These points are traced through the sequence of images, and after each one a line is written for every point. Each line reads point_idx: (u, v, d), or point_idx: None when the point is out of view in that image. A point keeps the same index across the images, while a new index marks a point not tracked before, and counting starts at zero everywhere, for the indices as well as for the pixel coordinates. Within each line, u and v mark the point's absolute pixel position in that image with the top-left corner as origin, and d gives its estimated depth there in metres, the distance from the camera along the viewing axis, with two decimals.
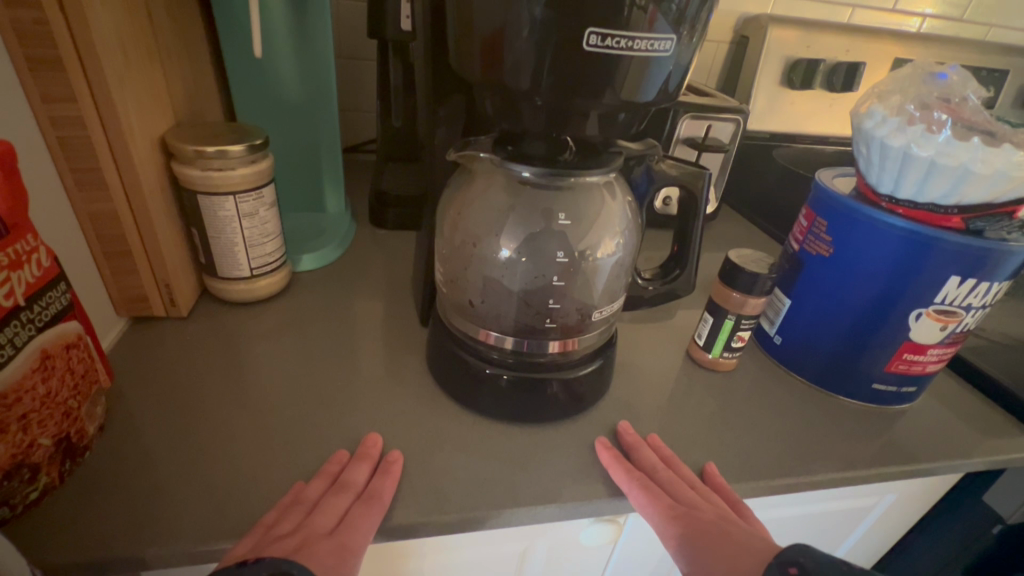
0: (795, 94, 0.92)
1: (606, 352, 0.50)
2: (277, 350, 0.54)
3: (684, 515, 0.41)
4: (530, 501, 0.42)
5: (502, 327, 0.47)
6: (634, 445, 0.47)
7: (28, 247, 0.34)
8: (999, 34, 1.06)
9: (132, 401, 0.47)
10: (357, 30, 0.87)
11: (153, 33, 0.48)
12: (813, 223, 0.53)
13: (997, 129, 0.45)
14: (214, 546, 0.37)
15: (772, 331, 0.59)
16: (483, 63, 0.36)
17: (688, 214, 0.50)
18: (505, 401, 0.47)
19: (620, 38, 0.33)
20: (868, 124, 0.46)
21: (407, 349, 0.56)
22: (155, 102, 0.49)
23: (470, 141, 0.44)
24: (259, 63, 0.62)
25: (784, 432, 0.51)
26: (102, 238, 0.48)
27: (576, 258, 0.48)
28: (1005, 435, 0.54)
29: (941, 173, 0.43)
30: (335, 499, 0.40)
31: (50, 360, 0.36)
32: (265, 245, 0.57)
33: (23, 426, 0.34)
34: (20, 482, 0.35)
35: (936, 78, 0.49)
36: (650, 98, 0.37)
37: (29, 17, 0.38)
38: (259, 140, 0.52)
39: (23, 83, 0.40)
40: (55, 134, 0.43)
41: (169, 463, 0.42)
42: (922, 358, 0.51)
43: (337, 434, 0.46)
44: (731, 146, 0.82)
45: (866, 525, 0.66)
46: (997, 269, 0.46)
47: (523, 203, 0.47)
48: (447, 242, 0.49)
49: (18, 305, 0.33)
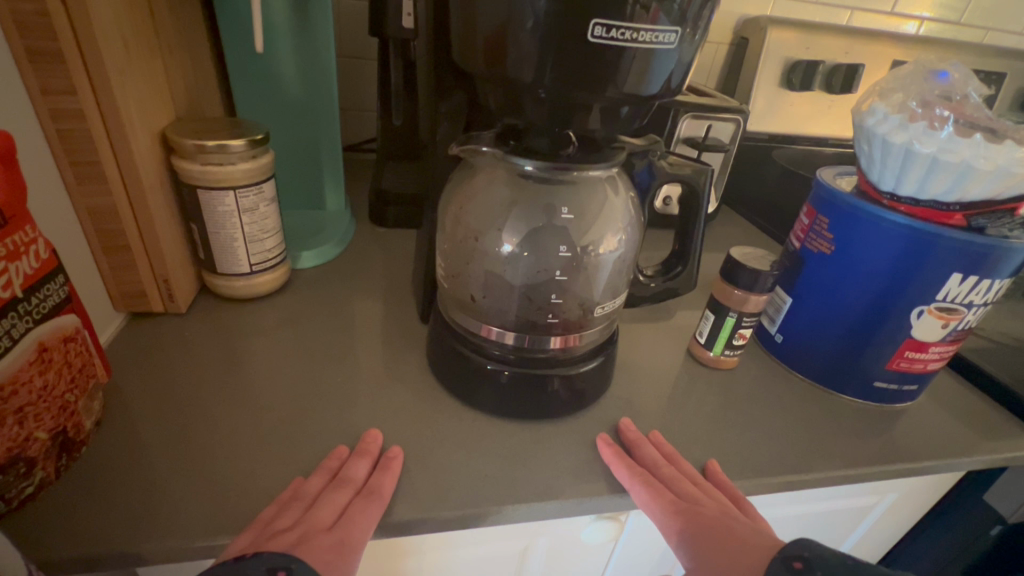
0: (794, 95, 0.93)
1: (607, 348, 0.50)
2: (277, 347, 0.54)
3: (686, 510, 0.41)
4: (531, 498, 0.42)
5: (503, 323, 0.47)
6: (635, 441, 0.47)
7: (27, 238, 0.34)
8: (994, 38, 1.07)
9: (130, 396, 0.46)
10: (357, 28, 0.87)
11: (154, 28, 0.48)
12: (815, 220, 0.53)
13: (999, 126, 0.45)
14: (211, 542, 0.37)
15: (773, 329, 0.59)
16: (486, 56, 0.36)
17: (690, 209, 0.49)
18: (506, 397, 0.47)
19: (625, 30, 0.32)
20: (869, 122, 0.46)
21: (408, 346, 0.56)
22: (156, 96, 0.49)
23: (473, 136, 0.44)
24: (260, 60, 0.62)
25: (786, 430, 0.51)
26: (100, 234, 0.48)
27: (579, 253, 0.48)
28: (1006, 433, 0.54)
29: (943, 169, 0.43)
30: (335, 494, 0.39)
31: (47, 353, 0.36)
32: (265, 241, 0.56)
33: (20, 419, 0.34)
34: (17, 476, 0.34)
35: (937, 76, 0.49)
36: (653, 92, 0.37)
37: (29, 10, 0.38)
38: (259, 135, 0.52)
39: (22, 75, 0.40)
40: (54, 127, 0.42)
41: (167, 459, 0.41)
42: (923, 356, 0.51)
43: (337, 430, 0.46)
44: (731, 145, 0.82)
45: (866, 524, 0.66)
46: (999, 266, 0.45)
47: (525, 198, 0.47)
48: (448, 237, 0.49)
49: (16, 296, 0.33)
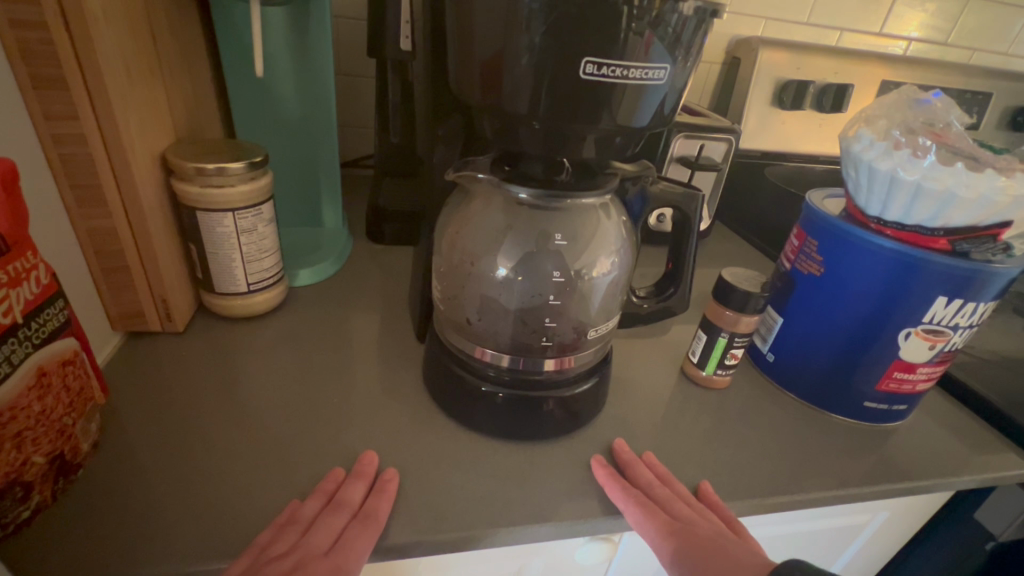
0: (785, 114, 0.94)
1: (601, 369, 0.50)
2: (274, 366, 0.54)
3: (680, 531, 0.41)
4: (526, 520, 0.42)
5: (498, 345, 0.47)
6: (629, 461, 0.47)
7: (28, 264, 0.34)
8: (981, 57, 1.09)
9: (126, 417, 0.47)
10: (356, 47, 0.88)
11: (156, 52, 0.49)
12: (805, 242, 0.54)
13: (981, 154, 0.46)
14: (207, 566, 0.37)
15: (765, 348, 0.60)
16: (484, 86, 0.37)
17: (683, 231, 0.50)
18: (502, 418, 0.47)
19: (615, 68, 0.34)
20: (855, 148, 0.47)
21: (404, 366, 0.56)
22: (156, 119, 0.49)
23: (469, 161, 0.44)
24: (259, 81, 0.63)
25: (778, 450, 0.51)
26: (100, 256, 0.49)
27: (572, 277, 0.49)
28: (994, 452, 0.55)
29: (928, 196, 0.44)
30: (331, 518, 0.40)
31: (46, 377, 0.36)
32: (263, 260, 0.57)
33: (17, 443, 0.34)
34: (13, 501, 0.35)
35: (920, 104, 0.50)
36: (645, 123, 0.38)
37: (34, 38, 0.39)
38: (258, 157, 0.53)
39: (27, 101, 0.41)
40: (56, 152, 0.43)
41: (163, 482, 0.41)
42: (912, 376, 0.52)
43: (332, 452, 0.46)
44: (724, 164, 0.83)
45: (859, 541, 0.66)
46: (984, 289, 0.47)
47: (521, 222, 0.47)
48: (444, 259, 0.49)
49: (17, 322, 0.34)
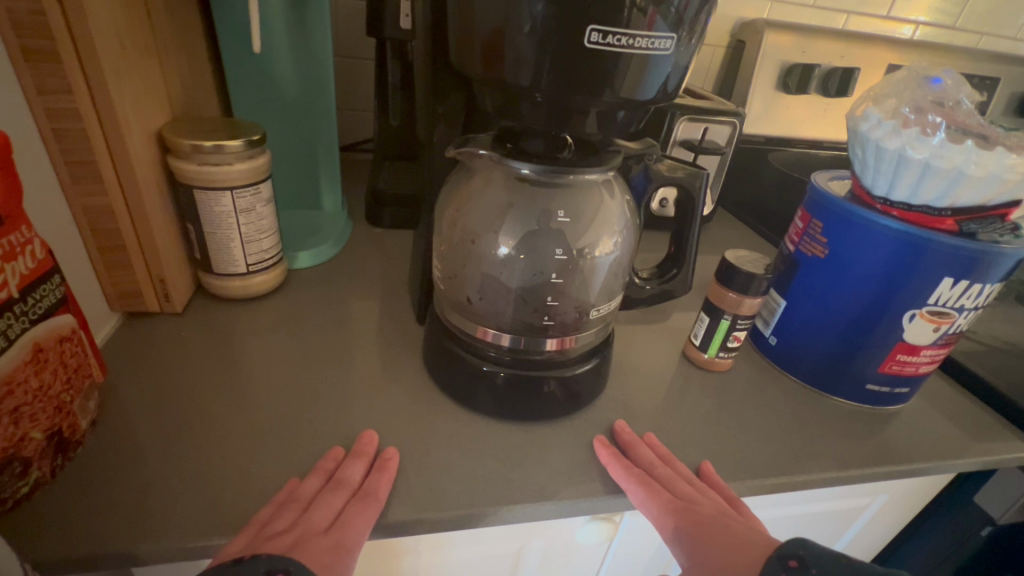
0: (790, 98, 0.93)
1: (602, 351, 0.50)
2: (274, 347, 0.54)
3: (683, 510, 0.41)
4: (526, 499, 0.42)
5: (499, 325, 0.47)
6: (630, 442, 0.47)
7: (22, 239, 0.33)
8: (988, 42, 1.07)
9: (125, 395, 0.46)
10: (356, 28, 0.87)
11: (150, 27, 0.48)
12: (809, 224, 0.54)
13: (990, 132, 0.46)
14: (205, 543, 0.37)
15: (767, 331, 0.59)
16: (484, 59, 0.36)
17: (686, 213, 0.50)
18: (501, 398, 0.47)
19: (620, 36, 0.33)
20: (863, 127, 0.46)
21: (404, 348, 0.56)
22: (151, 95, 0.49)
23: (470, 138, 0.44)
24: (257, 60, 0.62)
25: (779, 432, 0.51)
26: (98, 235, 0.48)
27: (575, 256, 0.48)
28: (997, 436, 0.55)
29: (936, 175, 0.43)
30: (331, 496, 0.39)
31: (43, 353, 0.35)
32: (262, 241, 0.56)
33: (15, 419, 0.34)
34: (12, 476, 0.34)
35: (930, 82, 0.49)
36: (649, 98, 0.37)
37: (24, 9, 0.37)
38: (257, 135, 0.52)
39: (19, 75, 0.40)
40: (50, 127, 0.42)
41: (161, 460, 0.41)
42: (915, 358, 0.51)
43: (332, 432, 0.46)
44: (728, 148, 0.82)
45: (859, 524, 0.66)
46: (991, 270, 0.46)
47: (523, 201, 0.47)
48: (445, 239, 0.49)
49: (12, 297, 0.33)
